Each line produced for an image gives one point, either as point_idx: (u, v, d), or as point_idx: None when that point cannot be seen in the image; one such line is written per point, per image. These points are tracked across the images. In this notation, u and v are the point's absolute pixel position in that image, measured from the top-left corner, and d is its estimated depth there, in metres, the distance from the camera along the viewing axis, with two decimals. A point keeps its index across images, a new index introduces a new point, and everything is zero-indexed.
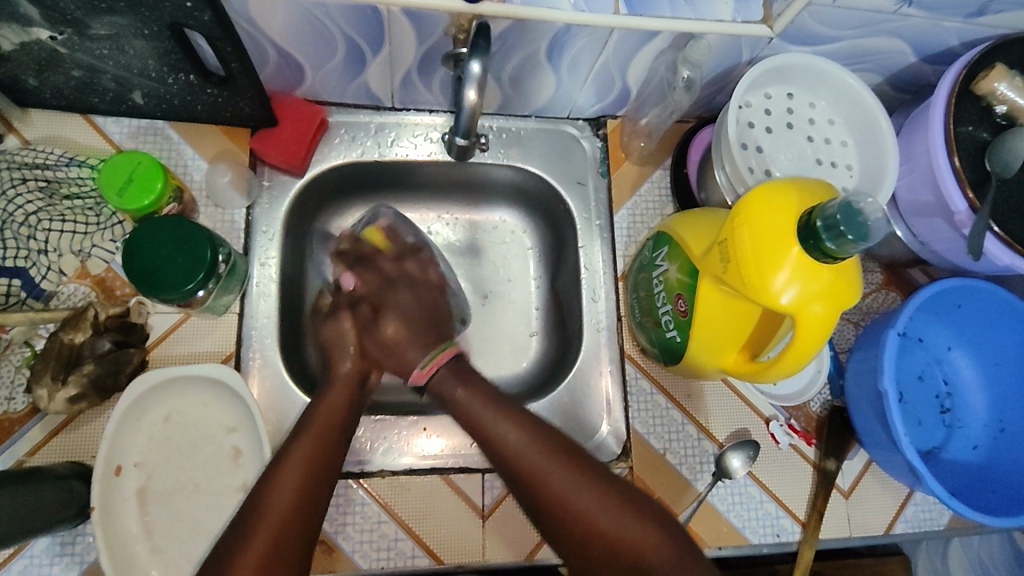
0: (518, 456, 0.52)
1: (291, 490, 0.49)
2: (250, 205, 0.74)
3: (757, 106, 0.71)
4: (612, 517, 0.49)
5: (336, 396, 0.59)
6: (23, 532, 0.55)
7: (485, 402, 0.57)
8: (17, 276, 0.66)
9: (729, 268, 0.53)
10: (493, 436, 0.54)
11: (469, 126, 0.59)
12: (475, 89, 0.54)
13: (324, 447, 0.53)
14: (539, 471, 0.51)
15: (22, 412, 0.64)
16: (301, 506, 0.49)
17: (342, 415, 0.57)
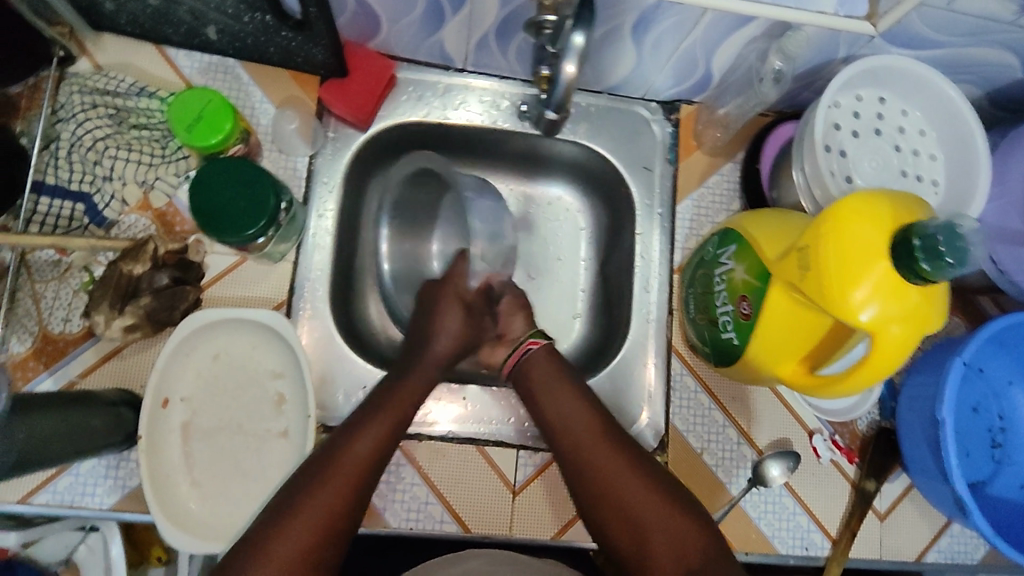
0: (573, 430, 0.59)
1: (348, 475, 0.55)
2: (313, 154, 0.73)
3: (846, 107, 0.68)
4: (663, 514, 0.53)
5: (384, 410, 0.60)
6: (76, 453, 0.56)
7: (560, 380, 0.63)
8: (81, 201, 0.67)
9: (806, 277, 0.51)
10: (560, 416, 0.60)
11: (561, 100, 0.57)
12: (576, 62, 0.52)
13: (379, 445, 0.57)
14: (592, 452, 0.57)
15: (78, 333, 0.65)
16: (337, 516, 0.53)
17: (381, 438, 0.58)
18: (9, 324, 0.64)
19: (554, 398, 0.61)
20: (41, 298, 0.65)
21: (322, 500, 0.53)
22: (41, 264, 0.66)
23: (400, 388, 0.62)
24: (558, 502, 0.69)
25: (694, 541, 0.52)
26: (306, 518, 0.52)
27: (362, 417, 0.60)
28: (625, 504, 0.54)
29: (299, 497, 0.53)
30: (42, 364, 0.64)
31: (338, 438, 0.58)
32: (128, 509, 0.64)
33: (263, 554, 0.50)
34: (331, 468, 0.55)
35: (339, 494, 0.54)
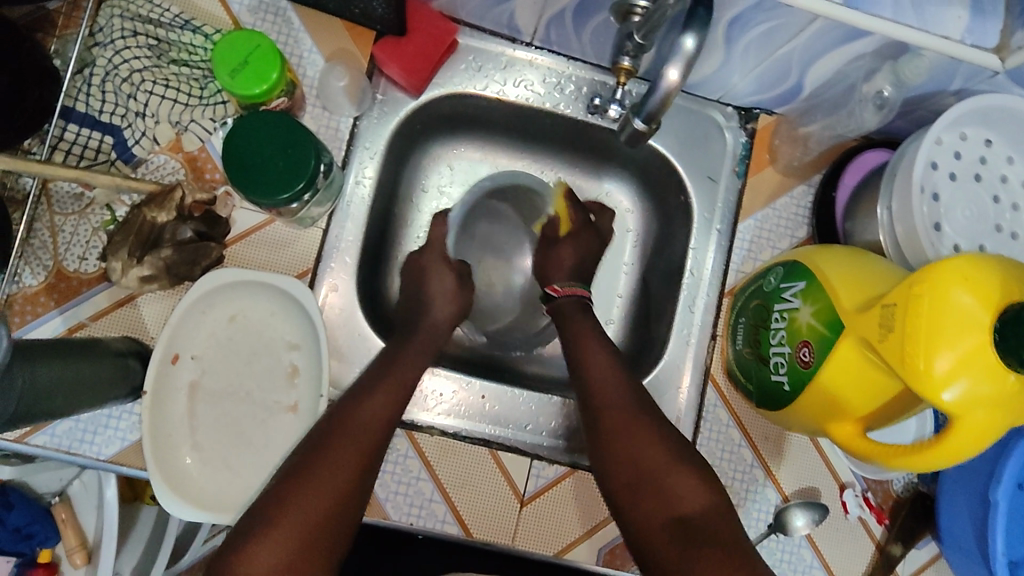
0: (597, 369, 0.63)
1: (350, 461, 0.54)
2: (357, 116, 0.68)
3: (948, 145, 0.61)
4: (666, 464, 0.56)
5: (369, 407, 0.58)
6: (80, 405, 0.53)
7: (615, 377, 0.62)
8: (111, 134, 0.63)
9: (888, 337, 0.46)
10: (613, 412, 0.60)
11: (653, 111, 0.49)
12: (682, 68, 0.45)
13: (378, 429, 0.57)
14: (610, 393, 0.61)
15: (93, 274, 0.62)
16: (344, 501, 0.53)
17: (365, 435, 0.56)
18: (22, 255, 0.61)
19: (608, 396, 0.61)
20: (59, 232, 0.62)
21: (313, 504, 0.52)
22: (63, 195, 0.62)
23: (396, 370, 0.62)
24: (566, 520, 0.66)
25: (691, 494, 0.55)
26: (295, 522, 0.51)
27: (349, 411, 0.57)
28: (629, 445, 0.58)
29: (287, 498, 0.52)
30: (53, 301, 0.61)
31: (321, 434, 0.56)
32: (126, 463, 0.62)
33: (253, 551, 0.49)
34: (342, 448, 0.55)
35: (327, 497, 0.52)
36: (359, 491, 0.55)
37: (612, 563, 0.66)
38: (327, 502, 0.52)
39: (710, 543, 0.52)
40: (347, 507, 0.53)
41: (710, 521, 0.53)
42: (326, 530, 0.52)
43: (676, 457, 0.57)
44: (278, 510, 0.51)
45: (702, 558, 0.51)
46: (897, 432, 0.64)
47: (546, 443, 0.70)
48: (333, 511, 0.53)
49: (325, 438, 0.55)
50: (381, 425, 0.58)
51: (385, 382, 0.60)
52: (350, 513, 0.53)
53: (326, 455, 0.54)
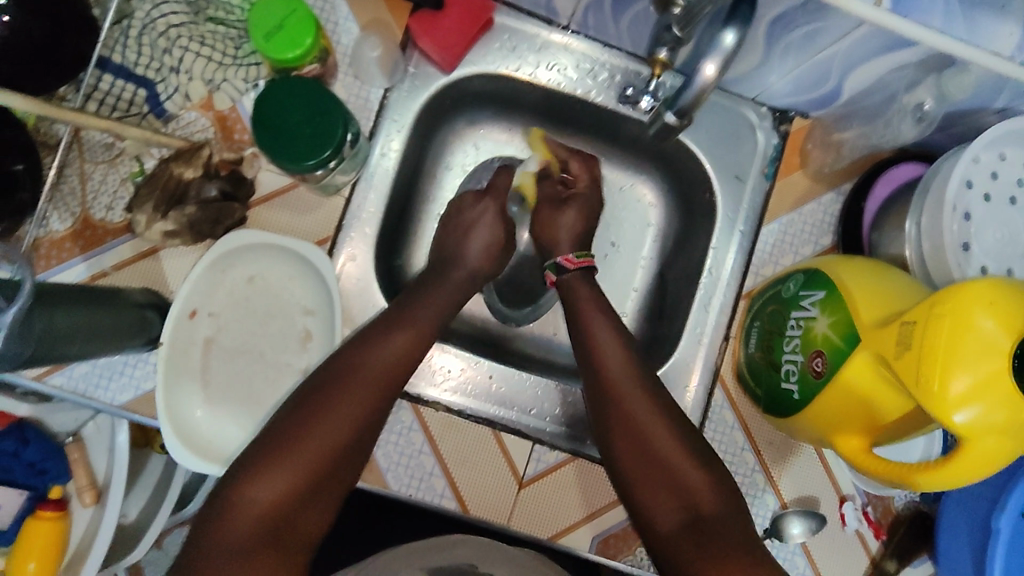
0: (613, 356, 0.62)
1: (358, 406, 0.56)
2: (388, 88, 0.68)
3: (986, 164, 0.59)
4: (683, 464, 0.56)
5: (383, 355, 0.59)
6: (98, 351, 0.54)
7: (632, 365, 0.61)
8: (144, 87, 0.63)
9: (904, 356, 0.46)
10: (615, 390, 0.60)
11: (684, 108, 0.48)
12: (719, 62, 0.44)
13: (390, 374, 0.58)
14: (622, 382, 0.60)
15: (118, 224, 0.63)
16: (347, 446, 0.55)
17: (377, 381, 0.57)
18: (51, 200, 0.62)
19: (612, 371, 0.61)
20: (88, 179, 0.63)
21: (319, 448, 0.53)
22: (94, 144, 0.63)
23: (411, 317, 0.63)
24: (563, 506, 0.66)
25: (705, 493, 0.55)
26: (303, 461, 0.53)
27: (364, 356, 0.58)
28: (644, 442, 0.57)
29: (296, 436, 0.53)
30: (78, 248, 0.63)
31: (334, 375, 0.57)
32: (139, 411, 0.64)
33: (258, 486, 0.51)
34: (350, 392, 0.56)
35: (335, 439, 0.54)
36: (363, 438, 0.56)
37: (605, 552, 0.66)
38: (334, 443, 0.54)
39: (726, 539, 0.52)
40: (350, 452, 0.55)
41: (718, 514, 0.54)
42: (327, 474, 0.54)
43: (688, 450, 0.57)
44: (284, 450, 0.53)
45: (717, 554, 0.51)
46: (905, 450, 0.64)
47: (549, 429, 0.70)
48: (336, 456, 0.54)
49: (338, 382, 0.56)
50: (393, 372, 0.59)
51: (402, 332, 0.61)
52: (352, 458, 0.55)
53: (334, 399, 0.55)
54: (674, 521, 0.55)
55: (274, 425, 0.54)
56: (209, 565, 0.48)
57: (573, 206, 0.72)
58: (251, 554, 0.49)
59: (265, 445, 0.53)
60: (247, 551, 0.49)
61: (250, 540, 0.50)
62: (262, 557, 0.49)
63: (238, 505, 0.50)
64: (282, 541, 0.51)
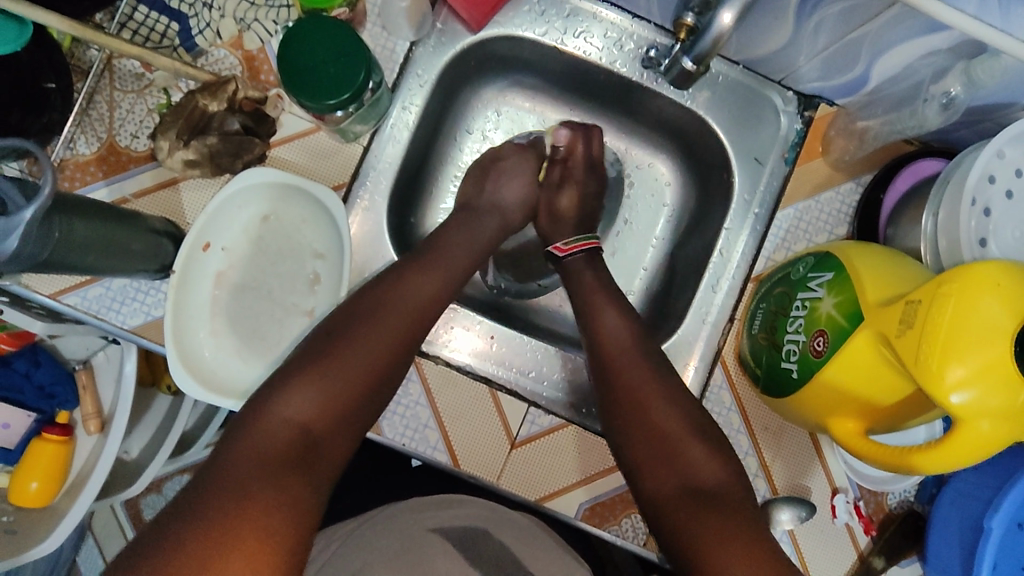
0: (614, 342, 0.63)
1: (390, 334, 0.57)
2: (414, 42, 0.69)
3: (1010, 161, 0.58)
4: (685, 436, 0.57)
5: (413, 293, 0.60)
6: (110, 267, 0.56)
7: (634, 346, 0.62)
8: (177, 21, 0.65)
9: (906, 334, 0.45)
10: (621, 392, 0.60)
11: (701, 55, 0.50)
12: (735, 10, 0.45)
13: (425, 306, 0.60)
14: (626, 366, 0.61)
15: (142, 153, 0.64)
16: (380, 372, 0.56)
17: (407, 317, 0.59)
18: (80, 124, 0.64)
19: (639, 363, 0.61)
20: (116, 107, 0.64)
21: (351, 369, 0.55)
22: (124, 73, 0.65)
23: (445, 256, 0.64)
24: (552, 471, 0.67)
25: (707, 467, 0.55)
26: (334, 381, 0.54)
27: (395, 293, 0.59)
28: (650, 416, 0.58)
29: (329, 356, 0.54)
30: (101, 173, 0.64)
31: (366, 306, 0.58)
32: (148, 336, 0.65)
33: (290, 401, 0.52)
34: (384, 319, 0.57)
35: (364, 365, 0.55)
36: (394, 364, 0.57)
37: (590, 519, 0.66)
38: (366, 363, 0.55)
39: (727, 511, 0.52)
40: (381, 378, 0.56)
41: (726, 491, 0.53)
42: (358, 398, 0.55)
43: (696, 428, 0.57)
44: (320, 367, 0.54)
45: (715, 524, 0.51)
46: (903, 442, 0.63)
47: (546, 394, 0.71)
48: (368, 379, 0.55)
49: (375, 308, 0.58)
50: (428, 304, 0.60)
51: (435, 270, 0.63)
52: (381, 386, 0.56)
53: (366, 323, 0.57)
54: (669, 488, 0.55)
55: (310, 347, 0.56)
56: (241, 465, 0.48)
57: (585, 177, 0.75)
58: (282, 462, 0.49)
59: (299, 364, 0.54)
60: (280, 459, 0.49)
61: (283, 450, 0.50)
62: (293, 468, 0.49)
63: (271, 417, 0.51)
64: (314, 458, 0.51)
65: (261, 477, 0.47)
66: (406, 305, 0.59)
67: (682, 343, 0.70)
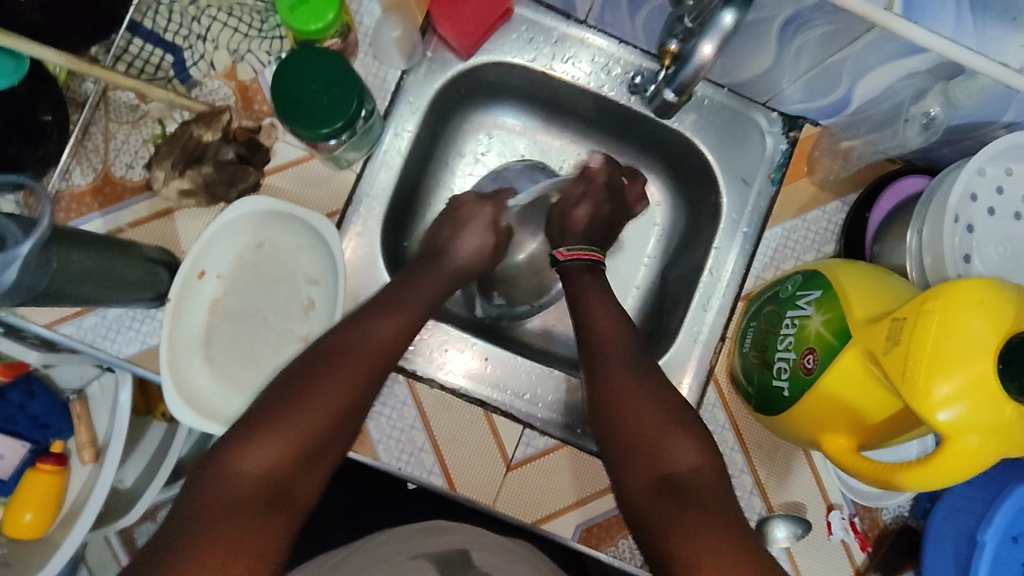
0: (597, 343, 0.64)
1: (355, 377, 0.57)
2: (406, 70, 0.70)
3: (991, 179, 0.60)
4: (660, 426, 0.57)
5: (376, 337, 0.60)
6: (106, 298, 0.56)
7: (615, 349, 0.63)
8: (172, 54, 0.66)
9: (892, 351, 0.46)
10: (604, 392, 0.60)
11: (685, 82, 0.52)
12: (715, 41, 0.46)
13: (390, 347, 0.60)
14: (606, 370, 0.61)
15: (137, 183, 0.65)
16: (343, 414, 0.56)
17: (370, 360, 0.58)
18: (75, 155, 0.65)
19: (608, 388, 0.60)
20: (111, 138, 0.65)
21: (315, 415, 0.54)
22: (120, 105, 0.66)
23: (408, 294, 0.64)
24: (547, 492, 0.67)
25: (682, 453, 0.55)
26: (300, 427, 0.53)
27: (358, 337, 0.59)
28: (629, 413, 0.58)
29: (293, 399, 0.54)
30: (97, 204, 0.65)
31: (329, 350, 0.58)
32: (143, 365, 0.65)
33: (253, 449, 0.51)
34: (348, 363, 0.57)
35: (329, 411, 0.55)
36: (359, 408, 0.57)
37: (587, 541, 0.66)
38: (331, 408, 0.55)
39: (700, 499, 0.52)
40: (346, 422, 0.56)
41: (697, 479, 0.53)
42: (322, 442, 0.54)
43: (670, 419, 0.57)
44: (284, 413, 0.53)
45: (688, 514, 0.51)
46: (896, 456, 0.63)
47: (540, 416, 0.71)
48: (331, 423, 0.55)
49: (339, 352, 0.58)
50: (391, 347, 0.60)
51: (400, 310, 0.63)
52: (346, 428, 0.56)
53: (329, 368, 0.56)
54: (647, 481, 0.54)
55: (271, 391, 0.55)
56: (204, 519, 0.47)
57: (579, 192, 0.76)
58: (246, 512, 0.48)
59: (260, 412, 0.53)
60: (245, 509, 0.48)
61: (247, 500, 0.49)
62: (257, 517, 0.49)
63: (236, 464, 0.50)
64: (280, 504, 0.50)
65: (224, 530, 0.47)
66: (369, 349, 0.59)
67: (675, 364, 0.70)
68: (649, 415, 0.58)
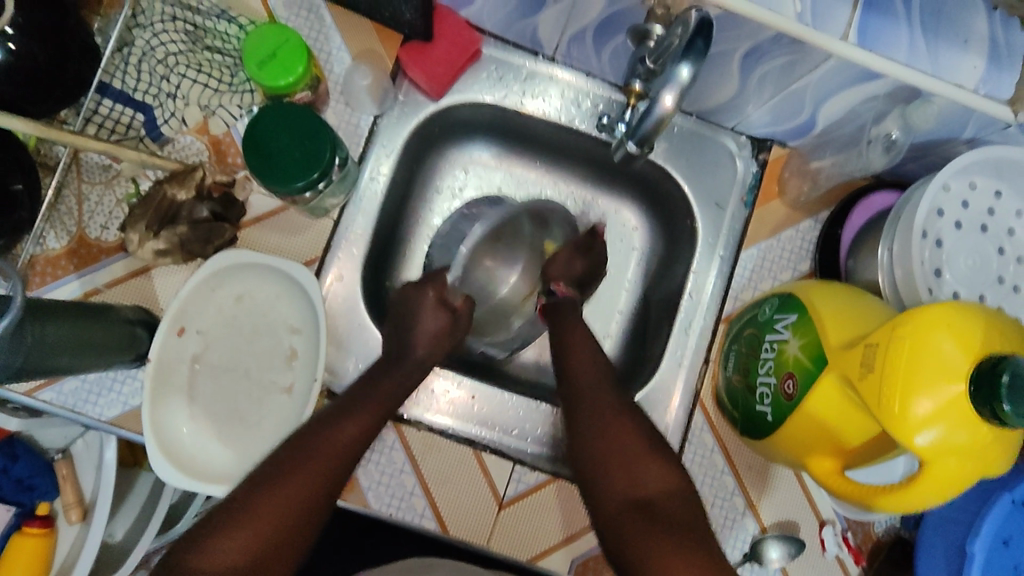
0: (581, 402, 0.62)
1: (328, 464, 0.53)
2: (378, 115, 0.70)
3: (957, 193, 0.61)
4: (639, 453, 0.56)
5: (352, 426, 0.56)
6: (86, 365, 0.56)
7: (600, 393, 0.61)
8: (143, 112, 0.66)
9: (867, 377, 0.46)
10: (594, 451, 0.57)
11: (647, 134, 0.51)
12: (675, 94, 0.47)
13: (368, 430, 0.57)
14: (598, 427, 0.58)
15: (112, 243, 0.65)
16: (315, 502, 0.51)
17: (346, 451, 0.54)
18: (49, 219, 0.64)
19: (600, 446, 0.57)
20: (85, 200, 0.65)
21: (285, 502, 0.50)
22: (92, 166, 0.65)
23: (382, 381, 0.62)
24: (541, 528, 0.67)
25: (654, 478, 0.55)
26: (268, 518, 0.49)
27: (330, 425, 0.55)
28: (618, 460, 0.56)
29: (260, 485, 0.50)
30: (73, 265, 0.64)
31: (302, 434, 0.54)
32: (126, 426, 0.65)
33: (217, 543, 0.47)
34: (323, 449, 0.53)
35: (302, 499, 0.50)
36: (333, 496, 0.52)
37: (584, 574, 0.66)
38: (303, 497, 0.51)
39: (673, 525, 0.52)
40: (318, 511, 0.51)
41: (669, 503, 0.54)
42: (291, 533, 0.49)
43: (649, 444, 0.57)
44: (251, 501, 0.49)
45: (660, 538, 0.51)
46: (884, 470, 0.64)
47: (530, 450, 0.71)
48: (301, 516, 0.50)
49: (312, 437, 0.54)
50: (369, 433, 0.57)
51: (374, 396, 0.60)
52: (317, 518, 0.51)
53: (302, 450, 0.53)
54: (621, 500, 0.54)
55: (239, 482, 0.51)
56: None
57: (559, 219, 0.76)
58: None
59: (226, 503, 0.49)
60: None
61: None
62: None
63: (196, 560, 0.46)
64: None
65: None
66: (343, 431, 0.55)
67: (662, 390, 0.70)
68: (628, 441, 0.57)
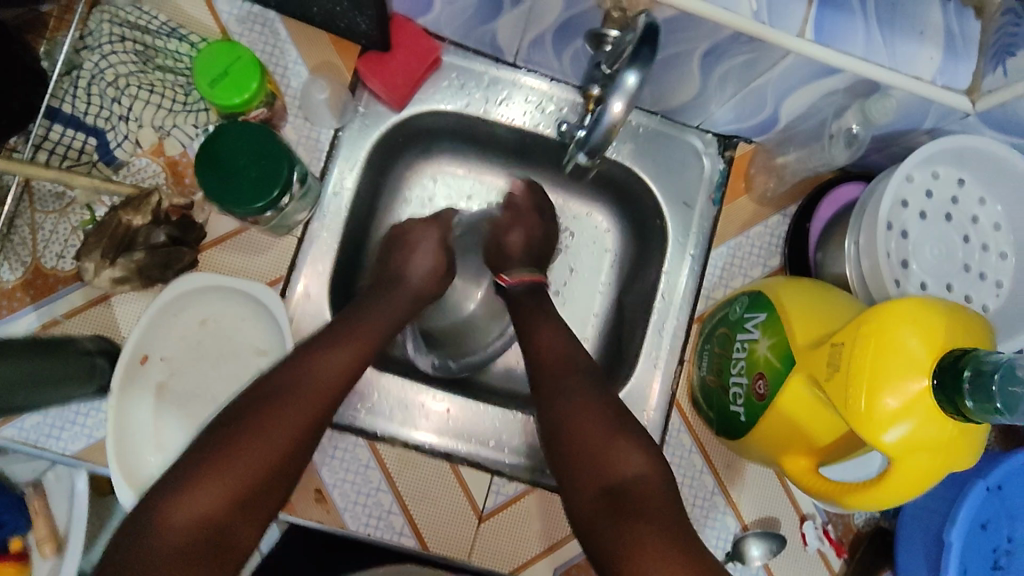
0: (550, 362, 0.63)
1: (301, 417, 0.55)
2: (339, 128, 0.69)
3: (920, 183, 0.61)
4: (608, 439, 0.56)
5: (330, 368, 0.58)
6: (45, 401, 0.55)
7: (570, 366, 0.62)
8: (95, 136, 0.65)
9: (834, 376, 0.46)
10: (561, 412, 0.59)
11: (598, 143, 0.50)
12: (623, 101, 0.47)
13: (342, 377, 0.58)
14: (566, 389, 0.60)
15: (69, 272, 0.63)
16: (289, 452, 0.54)
17: (319, 397, 0.56)
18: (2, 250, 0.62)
19: (569, 403, 0.59)
20: (39, 229, 0.63)
21: (258, 457, 0.52)
22: (45, 194, 0.64)
23: (358, 322, 0.63)
24: (522, 538, 0.66)
25: (626, 462, 0.55)
26: (239, 472, 0.51)
27: (300, 376, 0.56)
28: (581, 434, 0.57)
29: (232, 446, 0.52)
30: (29, 297, 0.63)
31: (276, 391, 0.55)
32: (92, 459, 0.63)
33: (191, 494, 0.49)
34: (294, 400, 0.55)
35: (275, 450, 0.53)
36: (306, 443, 0.55)
37: None
38: (275, 450, 0.53)
39: (646, 512, 0.51)
40: (292, 459, 0.54)
41: (644, 488, 0.53)
42: (265, 483, 0.52)
43: (617, 429, 0.57)
44: (223, 455, 0.51)
45: (634, 525, 0.50)
46: None
47: (509, 460, 0.70)
48: (275, 467, 0.53)
49: (284, 388, 0.55)
50: (343, 378, 0.58)
51: (352, 340, 0.60)
52: (292, 466, 0.54)
53: (273, 403, 0.54)
54: (593, 494, 0.54)
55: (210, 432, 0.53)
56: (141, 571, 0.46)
57: (529, 222, 0.74)
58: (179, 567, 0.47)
59: (198, 454, 0.51)
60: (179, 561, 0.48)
61: (181, 554, 0.48)
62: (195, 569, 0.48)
63: (167, 515, 0.48)
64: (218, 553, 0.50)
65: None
66: (317, 379, 0.57)
67: (638, 393, 0.70)
68: (597, 427, 0.57)
